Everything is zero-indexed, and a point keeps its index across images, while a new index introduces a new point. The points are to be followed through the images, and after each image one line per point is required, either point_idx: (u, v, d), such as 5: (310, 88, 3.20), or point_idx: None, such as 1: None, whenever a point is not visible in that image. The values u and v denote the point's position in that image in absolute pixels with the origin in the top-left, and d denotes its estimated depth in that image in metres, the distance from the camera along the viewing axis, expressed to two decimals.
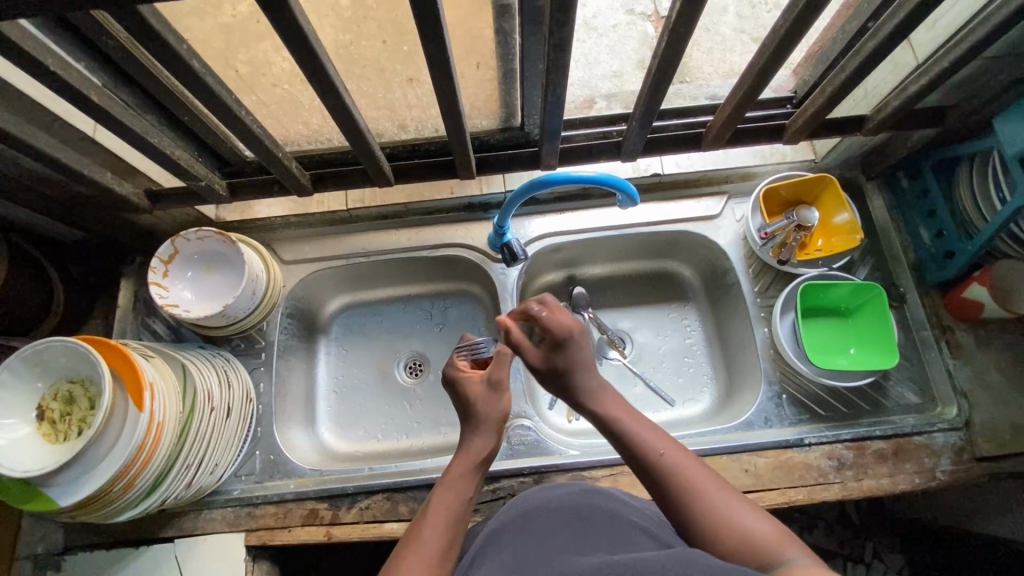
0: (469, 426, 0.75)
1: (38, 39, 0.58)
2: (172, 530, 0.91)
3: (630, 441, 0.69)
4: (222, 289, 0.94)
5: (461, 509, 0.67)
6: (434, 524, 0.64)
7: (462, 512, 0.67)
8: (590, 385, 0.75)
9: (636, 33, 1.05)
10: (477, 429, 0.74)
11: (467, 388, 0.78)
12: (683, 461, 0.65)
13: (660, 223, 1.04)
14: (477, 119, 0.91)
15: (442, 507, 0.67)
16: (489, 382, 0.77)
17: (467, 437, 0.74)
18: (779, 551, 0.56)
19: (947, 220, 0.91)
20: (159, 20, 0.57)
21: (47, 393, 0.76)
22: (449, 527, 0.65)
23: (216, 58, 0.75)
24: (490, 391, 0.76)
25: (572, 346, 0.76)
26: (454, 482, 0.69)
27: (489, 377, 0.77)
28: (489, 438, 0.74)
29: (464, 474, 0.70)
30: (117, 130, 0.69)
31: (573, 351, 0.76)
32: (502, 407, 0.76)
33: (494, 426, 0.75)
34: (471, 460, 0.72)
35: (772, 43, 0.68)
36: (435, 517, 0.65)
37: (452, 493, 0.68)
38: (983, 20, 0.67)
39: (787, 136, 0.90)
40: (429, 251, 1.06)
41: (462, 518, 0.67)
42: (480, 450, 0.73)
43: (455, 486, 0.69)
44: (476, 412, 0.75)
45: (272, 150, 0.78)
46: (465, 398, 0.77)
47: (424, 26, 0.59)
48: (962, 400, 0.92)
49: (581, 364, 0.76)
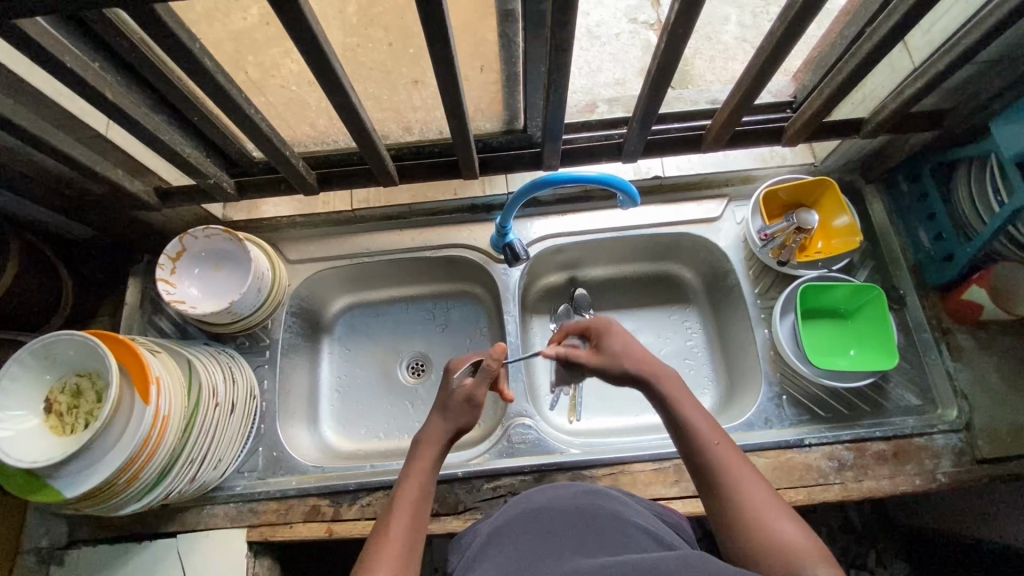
0: (437, 413, 0.76)
1: (56, 37, 0.60)
2: (174, 525, 0.91)
3: (685, 429, 0.69)
4: (230, 286, 0.96)
5: (423, 500, 0.68)
6: (398, 516, 0.65)
7: (424, 501, 0.68)
8: (633, 349, 0.77)
9: (639, 41, 1.08)
10: (437, 421, 0.75)
11: (447, 392, 0.77)
12: (732, 460, 0.65)
13: (662, 225, 1.05)
14: (481, 121, 0.92)
15: (407, 497, 0.67)
16: (465, 393, 0.76)
17: (429, 426, 0.75)
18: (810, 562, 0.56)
19: (946, 224, 0.92)
20: (173, 19, 0.58)
21: (56, 385, 0.78)
22: (413, 516, 0.66)
23: (227, 60, 0.77)
24: (465, 405, 0.76)
25: (610, 330, 0.80)
26: (417, 472, 0.70)
27: (467, 389, 0.76)
28: (447, 427, 0.74)
29: (426, 464, 0.71)
30: (128, 126, 0.71)
31: (614, 334, 0.80)
32: (471, 419, 0.76)
33: (455, 419, 0.75)
34: (432, 449, 0.73)
35: (769, 46, 0.69)
36: (400, 510, 0.66)
37: (415, 485, 0.69)
38: (979, 23, 0.68)
39: (785, 139, 0.92)
40: (432, 251, 1.07)
41: (425, 507, 0.68)
42: (441, 437, 0.73)
43: (417, 476, 0.70)
44: (446, 410, 0.76)
45: (280, 149, 0.79)
46: (443, 400, 0.77)
47: (430, 29, 0.61)
48: (963, 402, 0.92)
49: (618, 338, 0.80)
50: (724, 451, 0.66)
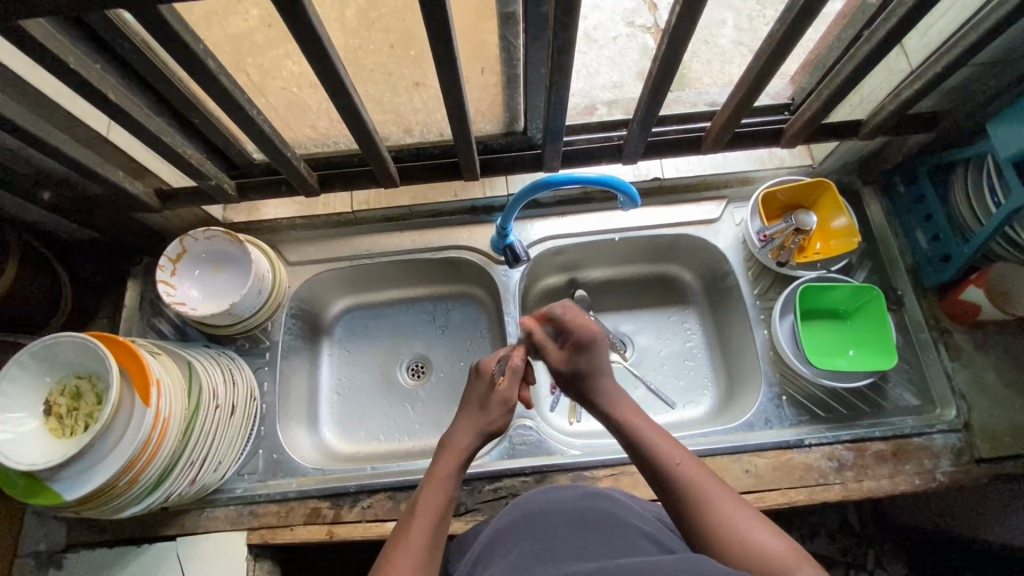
0: (460, 422, 0.78)
1: (59, 37, 0.60)
2: (175, 528, 0.91)
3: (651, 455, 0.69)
4: (230, 287, 0.96)
5: (446, 509, 0.68)
6: (421, 522, 0.65)
7: (445, 510, 0.68)
8: (606, 389, 0.78)
9: (637, 44, 1.09)
10: (462, 428, 0.76)
11: (482, 392, 0.80)
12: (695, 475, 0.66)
13: (662, 226, 1.06)
14: (481, 123, 0.93)
15: (428, 504, 0.68)
16: (499, 398, 0.79)
17: (453, 435, 0.76)
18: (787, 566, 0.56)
19: (943, 224, 0.93)
20: (177, 19, 0.59)
21: (55, 387, 0.77)
22: (436, 522, 0.66)
23: (228, 62, 0.76)
24: (500, 407, 0.78)
25: (591, 352, 0.80)
26: (440, 480, 0.70)
27: (500, 391, 0.79)
28: (471, 436, 0.76)
29: (448, 473, 0.71)
30: (130, 128, 0.71)
31: (595, 355, 0.80)
32: (500, 423, 0.78)
33: (479, 426, 0.76)
34: (456, 459, 0.73)
35: (768, 49, 0.70)
36: (421, 517, 0.66)
37: (438, 492, 0.69)
38: (976, 25, 0.69)
39: (785, 140, 0.92)
40: (432, 253, 1.07)
41: (446, 516, 0.68)
42: (466, 446, 0.75)
43: (439, 484, 0.70)
44: (478, 413, 0.78)
45: (282, 151, 0.79)
46: (479, 399, 0.80)
47: (433, 30, 0.61)
48: (961, 402, 0.92)
49: (599, 367, 0.80)
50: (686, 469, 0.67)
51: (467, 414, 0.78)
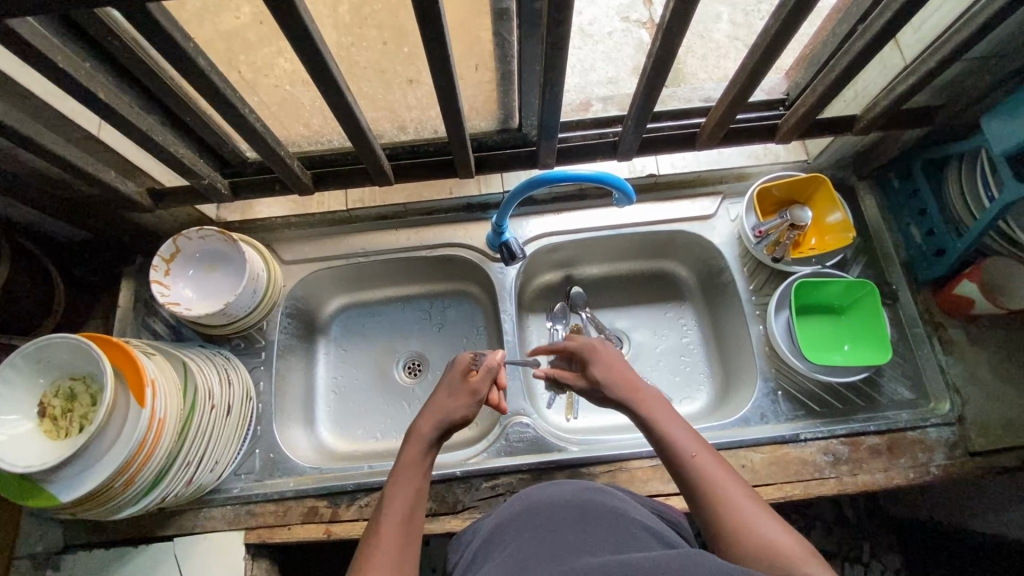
0: (425, 411, 0.77)
1: (46, 36, 0.59)
2: (171, 528, 0.91)
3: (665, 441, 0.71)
4: (223, 287, 0.95)
5: (416, 501, 0.68)
6: (390, 515, 0.66)
7: (415, 503, 0.68)
8: (626, 376, 0.79)
9: (633, 40, 1.07)
10: (423, 415, 0.76)
11: (454, 380, 0.81)
12: (707, 462, 0.67)
13: (656, 222, 1.06)
14: (475, 120, 0.92)
15: (397, 500, 0.68)
16: (467, 388, 0.79)
17: (416, 422, 0.75)
18: (782, 549, 0.57)
19: (937, 219, 0.93)
20: (166, 18, 0.58)
21: (49, 389, 0.77)
22: (406, 517, 0.66)
23: (219, 60, 0.76)
24: (467, 395, 0.78)
25: (597, 354, 0.82)
26: (405, 472, 0.71)
27: (473, 382, 0.80)
28: (435, 423, 0.75)
29: (415, 463, 0.72)
30: (122, 127, 0.70)
31: (602, 360, 0.81)
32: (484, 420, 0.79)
33: (442, 414, 0.76)
34: (420, 447, 0.73)
35: (763, 44, 0.70)
36: (391, 510, 0.67)
37: (405, 483, 0.69)
38: (970, 19, 0.69)
39: (780, 135, 0.92)
40: (427, 250, 1.07)
41: (417, 506, 0.68)
42: (431, 432, 0.74)
43: (406, 476, 0.70)
44: (447, 401, 0.78)
45: (275, 149, 0.79)
46: (447, 388, 0.80)
47: (426, 27, 0.60)
48: (955, 396, 0.93)
49: (611, 361, 0.81)
50: (697, 455, 0.68)
51: (435, 401, 0.78)
